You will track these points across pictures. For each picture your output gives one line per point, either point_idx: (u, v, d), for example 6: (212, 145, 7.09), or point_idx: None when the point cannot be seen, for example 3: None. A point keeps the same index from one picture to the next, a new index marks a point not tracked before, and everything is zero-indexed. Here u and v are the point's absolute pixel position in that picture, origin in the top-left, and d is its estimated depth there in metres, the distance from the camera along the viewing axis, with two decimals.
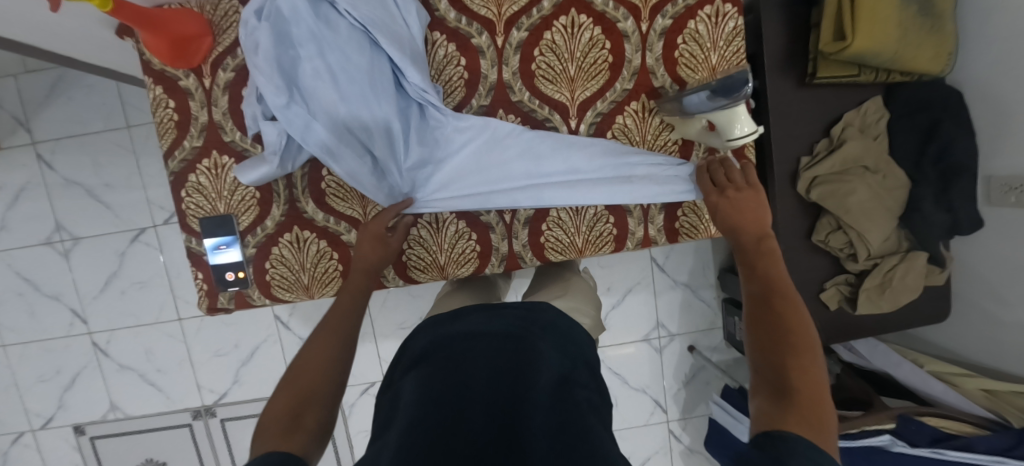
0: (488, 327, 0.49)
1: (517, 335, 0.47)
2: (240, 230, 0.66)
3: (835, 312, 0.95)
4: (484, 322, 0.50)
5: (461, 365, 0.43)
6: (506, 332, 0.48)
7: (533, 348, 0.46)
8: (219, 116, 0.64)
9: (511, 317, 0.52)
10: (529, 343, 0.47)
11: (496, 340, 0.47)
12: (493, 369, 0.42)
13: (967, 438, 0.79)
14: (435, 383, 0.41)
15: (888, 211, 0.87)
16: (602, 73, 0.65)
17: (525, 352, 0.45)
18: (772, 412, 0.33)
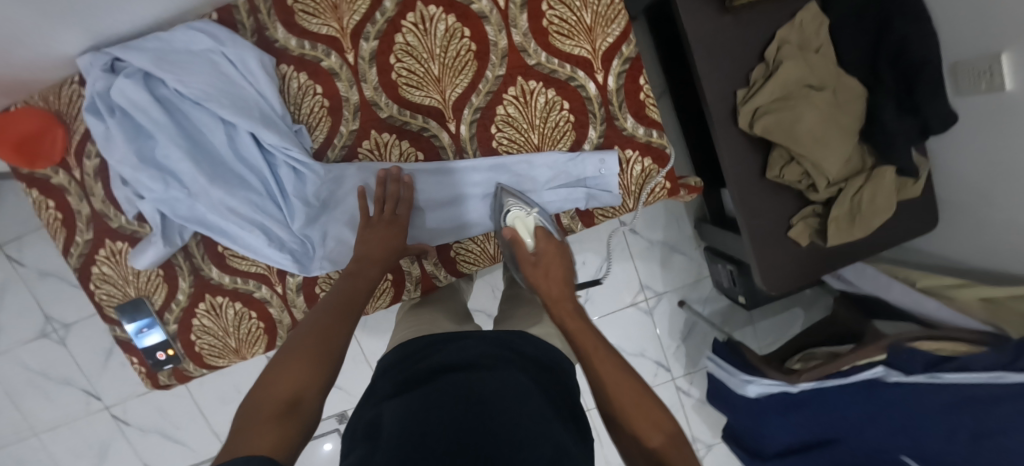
0: (461, 356, 0.49)
1: (492, 363, 0.48)
2: (156, 310, 0.66)
3: (808, 247, 0.88)
4: (460, 352, 0.50)
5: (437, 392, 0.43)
6: (481, 360, 0.48)
7: (505, 377, 0.46)
8: (100, 205, 0.63)
9: (482, 342, 0.52)
10: (501, 371, 0.47)
11: (471, 367, 0.47)
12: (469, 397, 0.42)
13: (963, 358, 0.73)
14: (404, 414, 0.40)
15: (844, 130, 0.79)
16: (469, 65, 0.59)
17: (500, 378, 0.45)
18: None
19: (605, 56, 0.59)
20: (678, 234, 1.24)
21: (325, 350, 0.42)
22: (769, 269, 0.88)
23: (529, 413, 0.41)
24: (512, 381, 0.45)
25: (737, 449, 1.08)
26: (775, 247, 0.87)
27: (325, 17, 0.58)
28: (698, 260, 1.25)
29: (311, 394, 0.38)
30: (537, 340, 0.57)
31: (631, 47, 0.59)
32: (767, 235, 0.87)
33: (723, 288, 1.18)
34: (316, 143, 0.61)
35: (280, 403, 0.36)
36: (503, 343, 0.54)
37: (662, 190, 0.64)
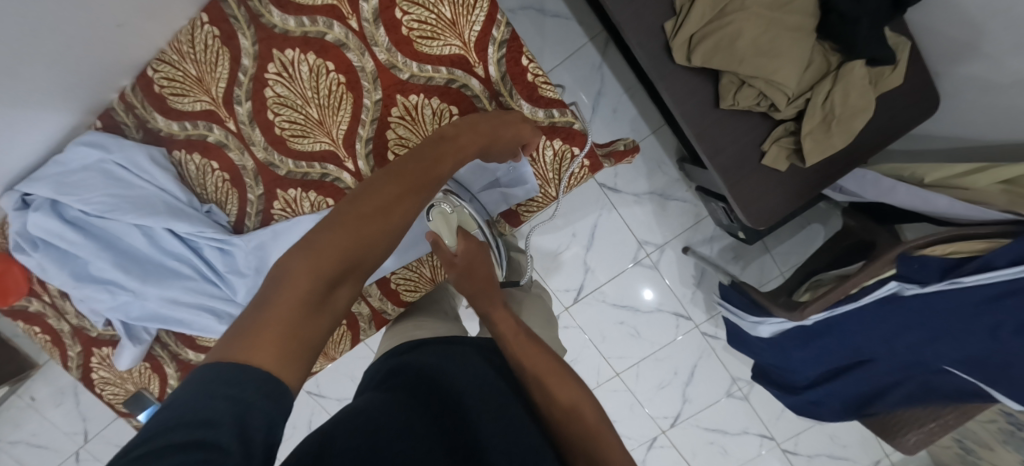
0: (443, 358, 0.55)
1: (475, 367, 0.54)
2: (157, 398, 0.72)
3: (789, 171, 0.79)
4: (449, 354, 0.56)
5: (421, 388, 0.48)
6: (462, 364, 0.54)
7: (480, 381, 0.52)
8: (77, 320, 0.68)
9: (463, 349, 0.58)
10: (475, 372, 0.53)
11: (455, 370, 0.52)
12: (450, 401, 0.48)
13: (986, 255, 0.64)
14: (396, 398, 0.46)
15: (794, 31, 0.68)
16: (344, 98, 0.57)
17: (477, 382, 0.51)
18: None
19: (478, 46, 0.56)
20: (664, 180, 1.16)
21: (365, 243, 0.41)
22: (749, 205, 0.80)
23: (501, 420, 0.47)
24: (487, 386, 0.51)
25: (770, 386, 1.03)
26: (750, 180, 0.79)
27: (195, 93, 0.57)
28: (693, 201, 1.18)
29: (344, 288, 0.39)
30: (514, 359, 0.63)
31: (502, 28, 0.56)
32: (739, 168, 0.79)
33: (724, 225, 1.10)
34: (232, 217, 0.62)
35: (312, 298, 0.37)
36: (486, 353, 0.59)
37: (582, 169, 0.63)
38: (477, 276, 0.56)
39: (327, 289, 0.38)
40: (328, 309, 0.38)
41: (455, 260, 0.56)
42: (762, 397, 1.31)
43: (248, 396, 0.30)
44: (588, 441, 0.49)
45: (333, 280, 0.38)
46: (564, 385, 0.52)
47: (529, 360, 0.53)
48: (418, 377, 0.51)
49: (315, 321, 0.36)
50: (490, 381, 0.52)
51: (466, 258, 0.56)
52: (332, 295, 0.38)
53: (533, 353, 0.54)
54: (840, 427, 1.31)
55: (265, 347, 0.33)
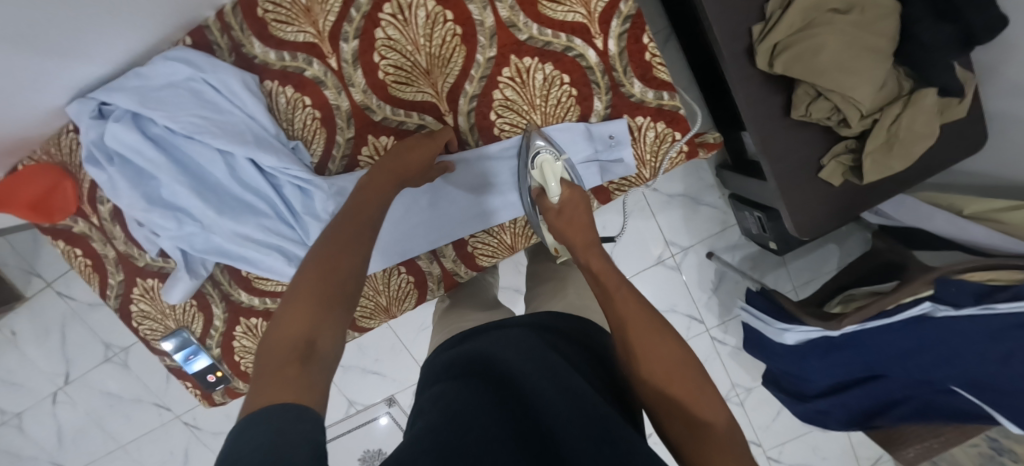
0: (495, 346, 0.53)
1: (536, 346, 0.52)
2: (198, 338, 0.69)
3: (841, 187, 0.82)
4: (504, 341, 0.54)
5: (485, 384, 0.46)
6: (519, 346, 0.52)
7: (539, 355, 0.49)
8: (124, 247, 0.64)
9: (517, 331, 0.56)
10: (530, 349, 0.51)
11: (507, 354, 0.51)
12: (516, 388, 0.46)
13: (1019, 286, 0.69)
14: (458, 401, 0.43)
15: (877, 52, 0.70)
16: (457, 50, 0.55)
17: (535, 359, 0.49)
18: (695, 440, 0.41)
19: (603, 18, 0.54)
20: (699, 185, 1.19)
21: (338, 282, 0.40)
22: (798, 214, 0.83)
23: (567, 387, 0.44)
24: (545, 360, 0.48)
25: (778, 393, 1.08)
26: (804, 190, 0.82)
27: (299, 23, 0.54)
28: (722, 209, 1.21)
29: (328, 331, 0.37)
30: (578, 331, 0.60)
31: (630, 3, 0.54)
32: (796, 177, 0.82)
33: (753, 235, 1.14)
34: (315, 157, 0.59)
35: (294, 351, 0.34)
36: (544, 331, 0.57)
37: (680, 155, 0.60)
38: (579, 225, 0.51)
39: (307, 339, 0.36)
40: (318, 356, 0.35)
41: (559, 209, 0.53)
42: (757, 405, 1.37)
43: (298, 425, 0.28)
44: (686, 406, 0.42)
45: (310, 335, 0.36)
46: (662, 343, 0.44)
47: (619, 300, 0.47)
48: (478, 371, 0.49)
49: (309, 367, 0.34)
50: (549, 355, 0.50)
51: (569, 204, 0.53)
52: (313, 346, 0.36)
53: (625, 300, 0.46)
54: (823, 439, 1.38)
55: (286, 383, 0.31)
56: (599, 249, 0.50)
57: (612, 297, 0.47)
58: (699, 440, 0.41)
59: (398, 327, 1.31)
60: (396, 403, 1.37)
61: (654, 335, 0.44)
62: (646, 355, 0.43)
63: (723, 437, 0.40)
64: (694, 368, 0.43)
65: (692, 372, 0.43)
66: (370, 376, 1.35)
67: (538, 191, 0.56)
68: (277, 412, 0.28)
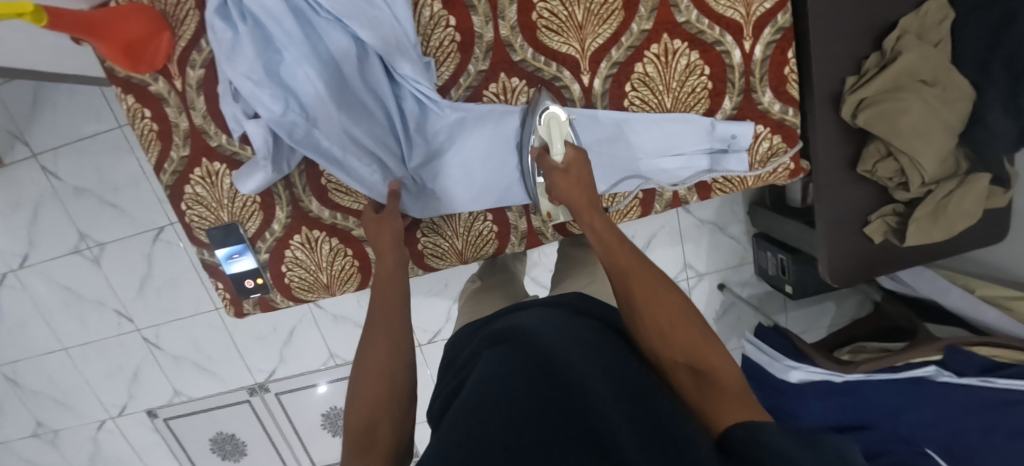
0: (518, 320, 0.52)
1: (558, 319, 0.51)
2: (249, 238, 0.64)
3: (879, 245, 0.88)
4: (526, 316, 0.53)
5: (512, 352, 0.45)
6: (540, 320, 0.51)
7: (564, 329, 0.48)
8: (200, 120, 0.59)
9: (537, 308, 0.55)
10: (553, 322, 0.50)
11: (531, 324, 0.50)
12: (544, 358, 0.44)
13: (1020, 366, 0.77)
14: (492, 374, 0.43)
15: (946, 128, 0.77)
16: (615, 14, 0.55)
17: (561, 332, 0.47)
18: (699, 392, 0.40)
19: (758, 23, 0.56)
20: (729, 218, 1.23)
21: (387, 364, 0.44)
22: (836, 260, 0.88)
23: (597, 361, 0.42)
24: (572, 333, 0.47)
25: None
26: (847, 240, 0.88)
27: None
28: (745, 245, 1.26)
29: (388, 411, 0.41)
30: (597, 301, 0.58)
31: (787, 16, 0.56)
32: (842, 227, 0.87)
33: (769, 275, 1.20)
34: (442, 79, 0.57)
35: (357, 440, 0.38)
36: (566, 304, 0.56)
37: (784, 171, 0.62)
38: (578, 188, 0.51)
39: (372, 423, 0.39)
40: (380, 441, 0.38)
41: (564, 170, 0.53)
42: None
43: None
44: (692, 357, 0.41)
45: (372, 421, 0.39)
46: (666, 299, 0.44)
47: (607, 252, 0.48)
48: (505, 342, 0.48)
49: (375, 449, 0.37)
50: (571, 328, 0.48)
51: (573, 166, 0.53)
52: (376, 433, 0.39)
53: (614, 248, 0.48)
54: None
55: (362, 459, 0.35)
56: (600, 210, 0.51)
57: (606, 253, 0.48)
58: (710, 395, 0.39)
59: None
60: None
61: (651, 287, 0.45)
62: (647, 306, 0.44)
63: (727, 384, 0.40)
64: (698, 323, 0.44)
65: (694, 321, 0.44)
66: (360, 333, 1.30)
67: (541, 148, 0.56)
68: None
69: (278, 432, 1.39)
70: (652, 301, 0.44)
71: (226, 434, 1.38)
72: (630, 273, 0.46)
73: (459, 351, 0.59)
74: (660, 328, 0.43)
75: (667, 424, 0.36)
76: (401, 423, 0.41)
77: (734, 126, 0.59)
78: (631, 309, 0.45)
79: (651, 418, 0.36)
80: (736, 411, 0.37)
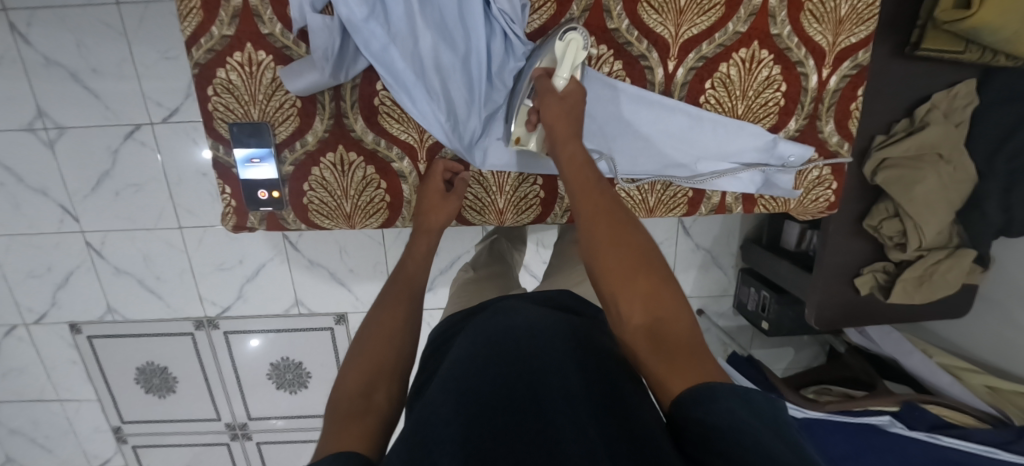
0: (496, 314, 0.51)
1: (535, 314, 0.49)
2: (276, 144, 0.58)
3: (863, 297, 0.94)
4: (504, 311, 0.52)
5: (486, 343, 0.44)
6: (513, 313, 0.49)
7: (544, 323, 0.47)
8: (256, 0, 0.53)
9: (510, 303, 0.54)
10: (529, 317, 0.48)
11: (507, 318, 0.48)
12: (517, 351, 0.42)
13: (965, 429, 0.84)
14: (468, 366, 0.41)
15: (950, 204, 0.84)
16: (716, 8, 0.55)
17: (535, 328, 0.46)
18: (650, 343, 0.37)
19: (840, 54, 0.58)
20: (723, 249, 1.28)
21: (390, 342, 0.47)
22: (824, 305, 0.94)
23: (575, 359, 0.42)
24: (549, 330, 0.46)
25: None
26: (838, 287, 0.93)
27: None
28: (729, 277, 1.31)
29: (384, 389, 0.42)
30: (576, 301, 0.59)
31: (867, 54, 0.58)
32: (836, 274, 0.93)
33: (747, 310, 1.25)
34: (531, 27, 0.54)
35: (355, 399, 0.40)
36: (546, 303, 0.55)
37: (823, 202, 0.65)
38: (563, 115, 0.51)
39: (365, 395, 0.41)
40: (375, 408, 0.40)
41: (559, 97, 0.52)
42: None
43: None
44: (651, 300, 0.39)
45: (368, 387, 0.42)
46: (634, 243, 0.43)
47: (581, 186, 0.49)
48: (482, 334, 0.47)
49: (371, 409, 0.39)
50: (544, 323, 0.47)
51: (568, 96, 0.52)
52: (372, 400, 0.40)
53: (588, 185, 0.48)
54: None
55: (349, 432, 0.36)
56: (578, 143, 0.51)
57: (577, 191, 0.49)
58: (664, 350, 0.36)
59: (391, 248, 1.20)
60: (345, 323, 1.27)
61: (614, 233, 0.44)
62: (604, 254, 0.43)
63: (682, 340, 0.37)
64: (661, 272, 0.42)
65: (664, 277, 0.42)
66: (333, 284, 1.23)
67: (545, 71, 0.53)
68: (348, 455, 0.33)
69: (217, 373, 1.30)
70: (618, 237, 0.43)
71: (157, 365, 1.29)
72: (605, 205, 0.46)
73: (445, 337, 0.57)
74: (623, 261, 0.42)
75: (641, 420, 0.35)
76: (393, 399, 0.42)
77: (793, 147, 0.61)
78: (598, 249, 0.43)
79: (624, 417, 0.36)
80: (684, 370, 0.34)
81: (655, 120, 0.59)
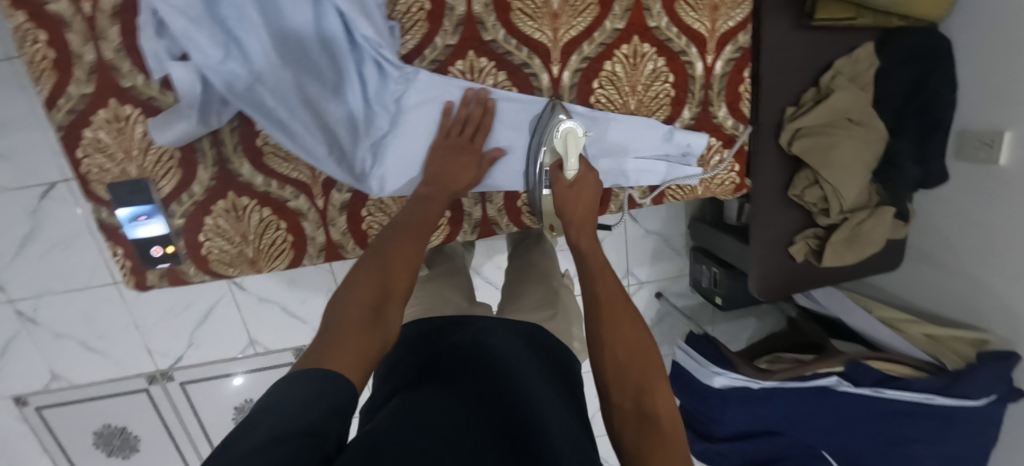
0: (481, 343, 0.51)
1: (518, 351, 0.51)
2: (162, 198, 0.56)
3: (800, 264, 0.96)
4: (491, 337, 0.52)
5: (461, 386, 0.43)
6: (500, 346, 0.50)
7: (527, 365, 0.49)
8: (112, 54, 0.50)
9: (492, 325, 0.55)
10: (517, 355, 0.50)
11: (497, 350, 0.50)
12: (503, 387, 0.44)
13: (905, 380, 0.87)
14: (432, 401, 0.39)
15: (867, 166, 0.85)
16: (591, 8, 0.55)
17: (529, 367, 0.49)
18: (640, 435, 0.39)
19: (721, 39, 0.59)
20: (672, 230, 1.29)
21: (403, 271, 0.47)
22: (764, 276, 0.96)
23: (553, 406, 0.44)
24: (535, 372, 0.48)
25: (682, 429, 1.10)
26: (775, 257, 0.95)
27: None
28: (683, 257, 1.33)
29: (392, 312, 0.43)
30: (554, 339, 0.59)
31: (747, 36, 0.59)
32: (772, 244, 0.94)
33: (702, 288, 1.27)
34: (405, 48, 0.53)
35: (367, 312, 0.40)
36: (525, 337, 0.56)
37: (730, 183, 0.66)
38: (580, 204, 0.55)
39: (375, 308, 0.41)
40: (382, 325, 0.40)
41: (570, 186, 0.56)
42: None
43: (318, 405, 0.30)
44: (641, 391, 0.42)
45: (380, 304, 0.42)
46: (634, 333, 0.45)
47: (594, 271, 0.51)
48: (463, 365, 0.46)
49: (379, 329, 0.40)
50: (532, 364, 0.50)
51: (580, 184, 0.56)
52: (380, 316, 0.41)
53: (607, 285, 0.49)
54: None
55: (349, 350, 0.36)
56: (592, 230, 0.55)
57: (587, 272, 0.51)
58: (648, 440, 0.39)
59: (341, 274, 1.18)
60: None
61: (628, 327, 0.46)
62: (614, 338, 0.45)
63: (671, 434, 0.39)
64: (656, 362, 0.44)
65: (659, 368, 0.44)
66: (287, 318, 1.21)
67: (556, 164, 0.56)
68: (337, 380, 0.32)
69: (180, 425, 1.26)
70: (617, 321, 0.46)
71: (115, 427, 1.24)
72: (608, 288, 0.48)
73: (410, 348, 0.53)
74: (624, 346, 0.44)
75: None
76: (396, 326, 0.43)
77: (690, 135, 0.61)
78: (599, 333, 0.46)
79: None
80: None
81: None
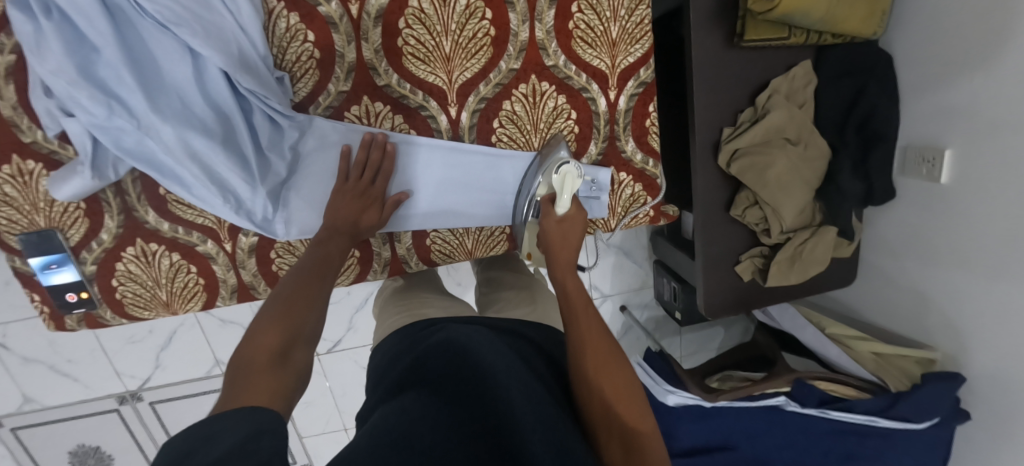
0: (460, 337, 0.45)
1: (491, 339, 0.46)
2: (71, 247, 0.57)
3: (747, 282, 0.95)
4: (466, 330, 0.47)
5: (440, 389, 0.39)
6: (474, 340, 0.45)
7: (499, 349, 0.44)
8: (9, 112, 0.51)
9: (465, 322, 0.50)
10: (494, 344, 0.44)
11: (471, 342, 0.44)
12: (472, 384, 0.40)
13: (849, 401, 0.86)
14: (410, 412, 0.35)
15: (807, 184, 0.84)
16: (484, 50, 0.55)
17: (506, 352, 0.43)
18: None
19: (622, 74, 0.59)
20: (633, 243, 1.28)
21: (306, 301, 0.44)
22: (711, 295, 0.94)
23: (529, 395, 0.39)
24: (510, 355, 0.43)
25: None
26: (720, 276, 0.94)
27: None
28: (646, 269, 1.32)
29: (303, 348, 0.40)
30: (548, 333, 0.54)
31: (648, 71, 0.60)
32: (717, 263, 0.93)
33: (664, 301, 1.26)
34: (299, 95, 0.54)
35: (268, 354, 0.37)
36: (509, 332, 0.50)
37: (644, 216, 0.68)
38: (565, 245, 0.50)
39: (283, 346, 0.38)
40: (292, 364, 0.38)
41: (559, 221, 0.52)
42: None
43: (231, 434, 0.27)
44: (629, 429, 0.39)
45: (286, 346, 0.39)
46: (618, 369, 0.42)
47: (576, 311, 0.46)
48: (446, 366, 0.41)
49: (284, 368, 0.37)
50: (507, 349, 0.44)
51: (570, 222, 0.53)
52: (290, 357, 0.38)
53: (586, 314, 0.45)
54: None
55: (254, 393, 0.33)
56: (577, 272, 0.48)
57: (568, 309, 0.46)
58: None
59: None
60: None
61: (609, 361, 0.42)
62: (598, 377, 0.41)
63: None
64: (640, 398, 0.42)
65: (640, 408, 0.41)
66: None
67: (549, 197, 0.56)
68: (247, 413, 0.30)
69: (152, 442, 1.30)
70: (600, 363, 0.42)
71: (89, 446, 1.28)
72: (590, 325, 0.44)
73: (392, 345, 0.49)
74: (611, 385, 0.41)
75: None
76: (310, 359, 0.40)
77: (594, 170, 0.62)
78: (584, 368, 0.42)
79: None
80: None
81: (457, 166, 0.60)
